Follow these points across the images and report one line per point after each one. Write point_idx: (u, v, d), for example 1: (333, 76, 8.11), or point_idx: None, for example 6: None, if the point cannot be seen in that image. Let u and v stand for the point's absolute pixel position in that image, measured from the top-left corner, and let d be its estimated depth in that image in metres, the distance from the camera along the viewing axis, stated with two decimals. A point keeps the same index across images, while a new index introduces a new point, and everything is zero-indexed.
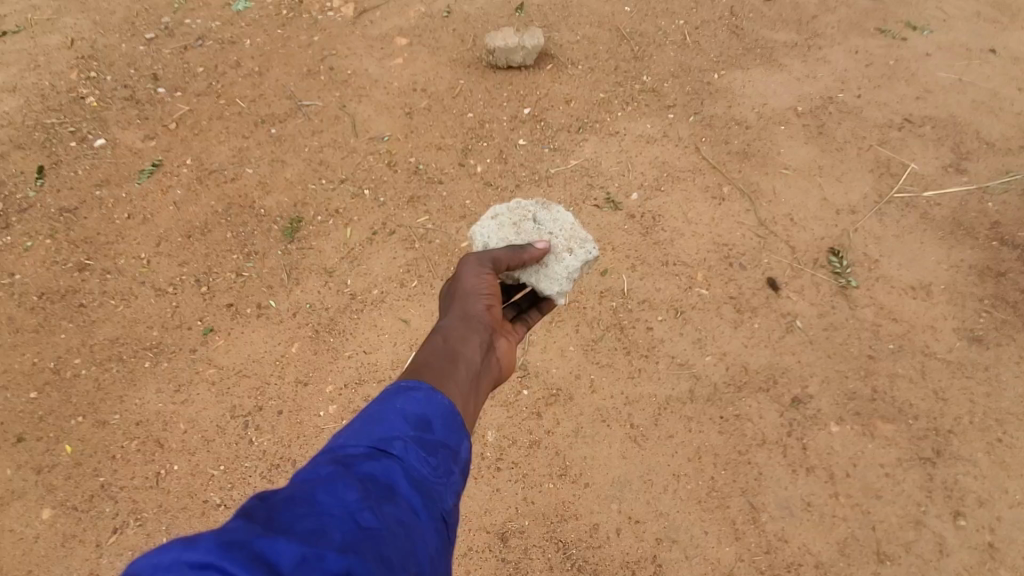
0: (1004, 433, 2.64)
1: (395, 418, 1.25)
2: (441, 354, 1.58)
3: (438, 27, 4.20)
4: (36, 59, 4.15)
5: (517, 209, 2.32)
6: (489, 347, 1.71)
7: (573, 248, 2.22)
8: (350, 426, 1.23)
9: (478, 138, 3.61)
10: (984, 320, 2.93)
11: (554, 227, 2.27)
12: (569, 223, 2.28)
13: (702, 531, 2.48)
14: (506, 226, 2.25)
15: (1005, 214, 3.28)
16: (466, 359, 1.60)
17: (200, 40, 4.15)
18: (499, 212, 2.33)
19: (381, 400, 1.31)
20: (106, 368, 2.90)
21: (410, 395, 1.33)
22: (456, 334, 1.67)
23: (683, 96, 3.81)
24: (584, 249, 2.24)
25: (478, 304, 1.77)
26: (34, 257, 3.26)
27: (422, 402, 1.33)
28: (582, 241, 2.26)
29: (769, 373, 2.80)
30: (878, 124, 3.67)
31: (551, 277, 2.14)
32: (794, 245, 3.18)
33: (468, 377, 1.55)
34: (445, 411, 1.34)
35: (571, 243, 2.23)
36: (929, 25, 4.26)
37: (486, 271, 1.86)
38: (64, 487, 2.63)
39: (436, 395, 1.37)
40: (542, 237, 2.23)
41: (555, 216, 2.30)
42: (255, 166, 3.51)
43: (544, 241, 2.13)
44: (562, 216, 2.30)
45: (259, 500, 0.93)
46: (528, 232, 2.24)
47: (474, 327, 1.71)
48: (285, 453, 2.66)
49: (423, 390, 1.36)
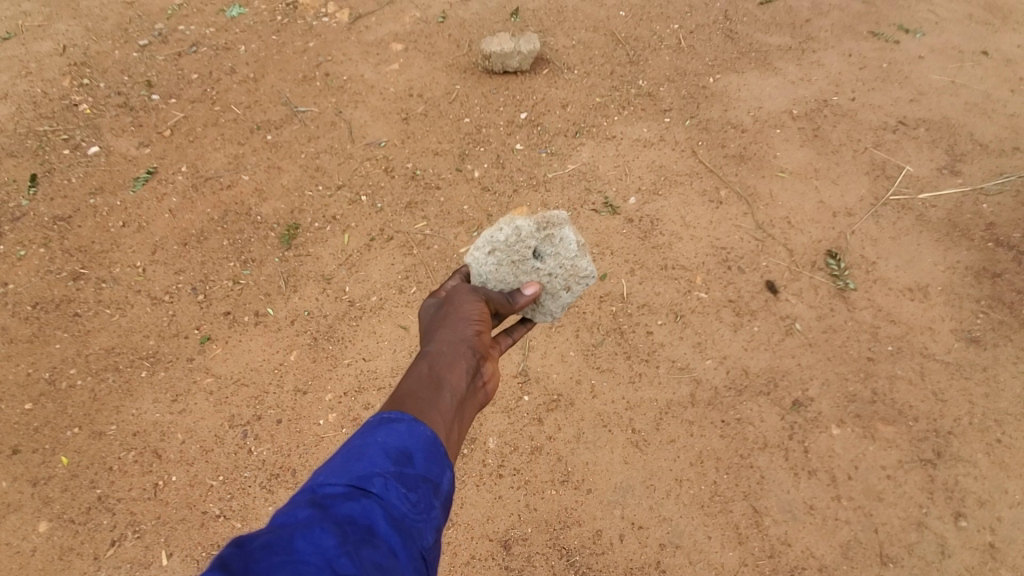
0: (1004, 434, 2.64)
1: (376, 452, 1.18)
2: (426, 381, 1.49)
3: (434, 32, 4.20)
4: (27, 66, 4.11)
5: (516, 243, 2.07)
6: (476, 372, 1.62)
7: (572, 285, 2.17)
8: (329, 461, 1.17)
9: (475, 143, 3.61)
10: (982, 321, 2.95)
11: (554, 262, 2.12)
12: (571, 259, 2.13)
13: (705, 535, 2.47)
14: (503, 267, 2.06)
15: (1000, 215, 3.30)
16: (450, 386, 1.51)
17: (194, 47, 4.13)
18: (496, 244, 2.07)
19: (361, 433, 1.24)
20: (102, 378, 2.87)
21: (392, 427, 1.26)
22: (442, 360, 1.57)
23: (679, 100, 3.82)
24: (582, 282, 2.17)
25: (468, 329, 1.69)
26: (28, 266, 3.22)
27: (404, 434, 1.26)
28: (582, 276, 2.16)
29: (770, 376, 2.80)
30: (873, 126, 3.69)
31: (545, 313, 2.21)
32: (792, 248, 3.18)
33: (452, 405, 1.47)
34: (428, 442, 1.27)
35: (571, 280, 2.15)
36: (922, 28, 4.29)
37: (478, 300, 1.81)
38: (60, 499, 2.58)
39: (419, 426, 1.30)
40: (540, 279, 2.13)
41: (556, 250, 2.12)
42: (252, 173, 3.49)
43: (536, 285, 1.99)
44: (563, 248, 2.12)
45: (236, 548, 0.86)
46: (527, 273, 2.10)
47: (461, 353, 1.62)
48: (285, 462, 2.63)
49: (405, 421, 1.29)
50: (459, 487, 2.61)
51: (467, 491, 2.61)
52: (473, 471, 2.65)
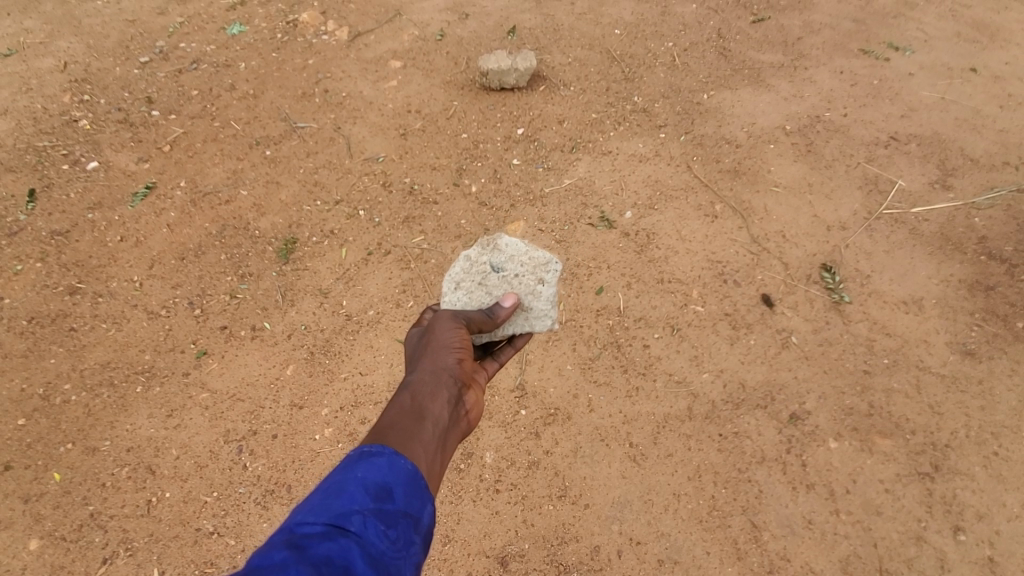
0: (1000, 447, 2.64)
1: (356, 488, 1.18)
2: (408, 413, 1.48)
3: (432, 50, 4.26)
4: (28, 82, 4.15)
5: (472, 268, 2.27)
6: (459, 401, 1.63)
7: (540, 275, 2.23)
8: (308, 499, 1.16)
9: (473, 158, 3.64)
10: (976, 334, 2.96)
11: (513, 265, 2.25)
12: (527, 256, 2.27)
13: (703, 550, 2.45)
14: (473, 291, 2.18)
15: (992, 229, 3.32)
16: (433, 417, 1.51)
17: (195, 64, 4.17)
18: (457, 278, 2.25)
19: (341, 468, 1.24)
20: (97, 394, 2.85)
21: (372, 461, 1.26)
22: (424, 390, 1.58)
23: (673, 115, 3.87)
24: (550, 271, 2.25)
25: (450, 356, 1.71)
26: (24, 281, 3.22)
27: (384, 468, 1.26)
28: (545, 264, 2.26)
29: (767, 390, 2.80)
30: (865, 142, 3.74)
31: (539, 316, 2.16)
32: (787, 261, 3.20)
33: (434, 437, 1.46)
34: (409, 476, 1.27)
35: (539, 272, 2.24)
36: (911, 45, 4.37)
37: (459, 326, 1.83)
38: (52, 517, 2.55)
39: (400, 459, 1.30)
40: (513, 287, 2.20)
41: (512, 256, 2.27)
42: (251, 188, 3.51)
43: (512, 296, 2.05)
44: (513, 251, 2.29)
45: None
46: (496, 286, 2.19)
47: (444, 382, 1.63)
48: (280, 478, 2.61)
49: (386, 454, 1.29)
50: (456, 502, 2.60)
51: (464, 506, 2.59)
52: (469, 486, 2.63)
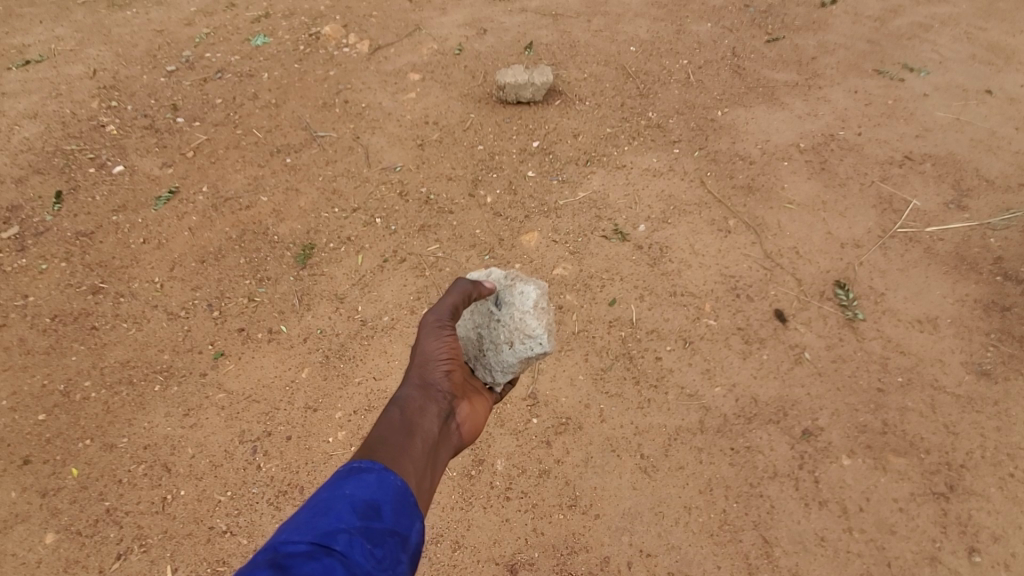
0: (1017, 468, 2.61)
1: (343, 507, 1.17)
2: (399, 428, 1.50)
3: (450, 64, 4.34)
4: (58, 88, 4.26)
5: None
6: (448, 415, 1.67)
7: (515, 342, 2.03)
8: (294, 518, 1.14)
9: (489, 169, 3.70)
10: (992, 354, 2.94)
11: (506, 313, 2.09)
12: (523, 310, 2.07)
13: (714, 564, 2.43)
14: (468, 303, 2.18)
15: (1008, 250, 3.31)
16: (423, 431, 1.54)
17: (220, 73, 4.28)
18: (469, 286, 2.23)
19: (329, 486, 1.23)
20: (116, 391, 2.90)
21: (360, 479, 1.26)
22: (414, 405, 1.60)
23: (687, 131, 3.91)
24: (528, 343, 2.03)
25: (438, 371, 1.74)
26: (48, 279, 3.29)
27: (372, 487, 1.25)
28: (529, 335, 2.03)
29: (779, 406, 2.79)
30: (880, 160, 3.75)
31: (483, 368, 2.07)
32: (800, 278, 3.21)
33: (425, 452, 1.48)
34: (398, 493, 1.27)
35: (518, 335, 2.04)
36: (926, 67, 4.40)
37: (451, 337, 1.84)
38: (68, 511, 2.58)
39: (389, 476, 1.30)
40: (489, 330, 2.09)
41: (512, 303, 2.09)
42: (270, 195, 3.58)
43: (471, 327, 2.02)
44: (520, 300, 2.09)
45: None
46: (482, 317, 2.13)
47: (432, 397, 1.67)
48: (293, 479, 2.63)
49: (374, 472, 1.29)
50: (466, 508, 2.60)
51: (474, 513, 2.59)
52: (480, 492, 2.64)
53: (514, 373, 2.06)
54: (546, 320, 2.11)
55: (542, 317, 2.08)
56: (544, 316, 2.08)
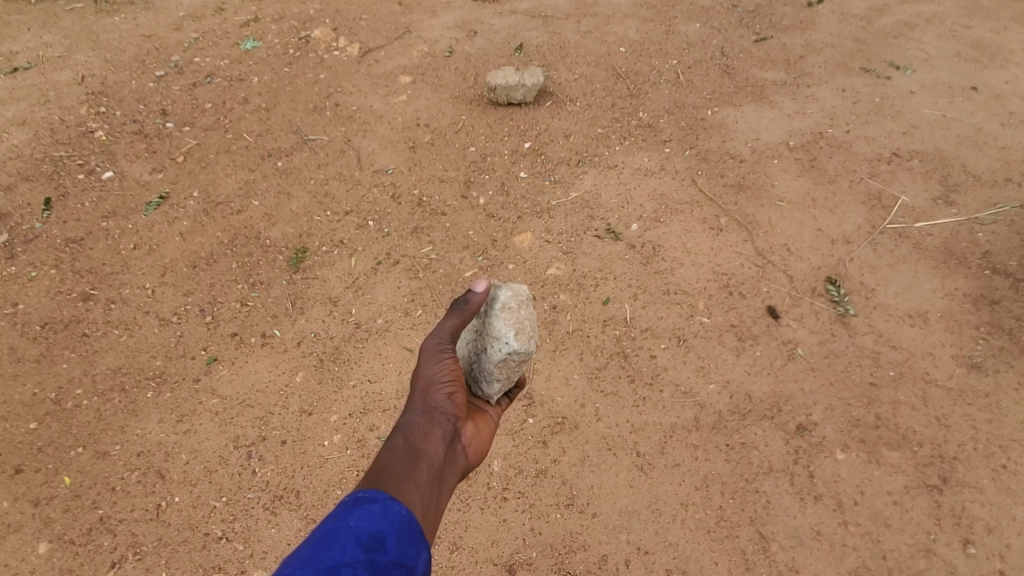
0: (1008, 460, 2.63)
1: (347, 539, 1.15)
2: (403, 455, 1.49)
3: (441, 66, 4.35)
4: (46, 94, 4.23)
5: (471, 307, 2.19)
6: (453, 437, 1.66)
7: (490, 343, 1.95)
8: (297, 553, 1.12)
9: (481, 171, 3.70)
10: (982, 347, 2.97)
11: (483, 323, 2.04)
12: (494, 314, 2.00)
13: (711, 560, 2.44)
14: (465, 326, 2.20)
15: (995, 245, 3.35)
16: (427, 456, 1.53)
17: (209, 78, 4.26)
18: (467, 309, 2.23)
19: (333, 517, 1.21)
20: (108, 399, 2.88)
21: (365, 509, 1.24)
22: (417, 431, 1.59)
23: (678, 131, 3.93)
24: (499, 343, 1.93)
25: (440, 394, 1.71)
26: (38, 287, 3.26)
27: (377, 517, 1.24)
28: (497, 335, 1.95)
29: (773, 401, 2.81)
30: (868, 157, 3.79)
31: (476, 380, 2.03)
32: (792, 274, 3.23)
33: (430, 477, 1.47)
34: (404, 522, 1.26)
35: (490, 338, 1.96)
36: (912, 65, 4.45)
37: (447, 356, 1.80)
38: (61, 520, 2.55)
39: (394, 505, 1.29)
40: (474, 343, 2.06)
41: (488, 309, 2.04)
42: (262, 199, 3.57)
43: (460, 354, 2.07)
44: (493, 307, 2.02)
45: None
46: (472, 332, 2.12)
47: (436, 421, 1.65)
48: (289, 484, 2.62)
49: (379, 502, 1.28)
50: (463, 510, 2.59)
51: (471, 514, 2.59)
52: (477, 494, 2.63)
53: (498, 379, 1.98)
54: (520, 319, 2.01)
55: (511, 315, 1.99)
56: (511, 316, 1.99)
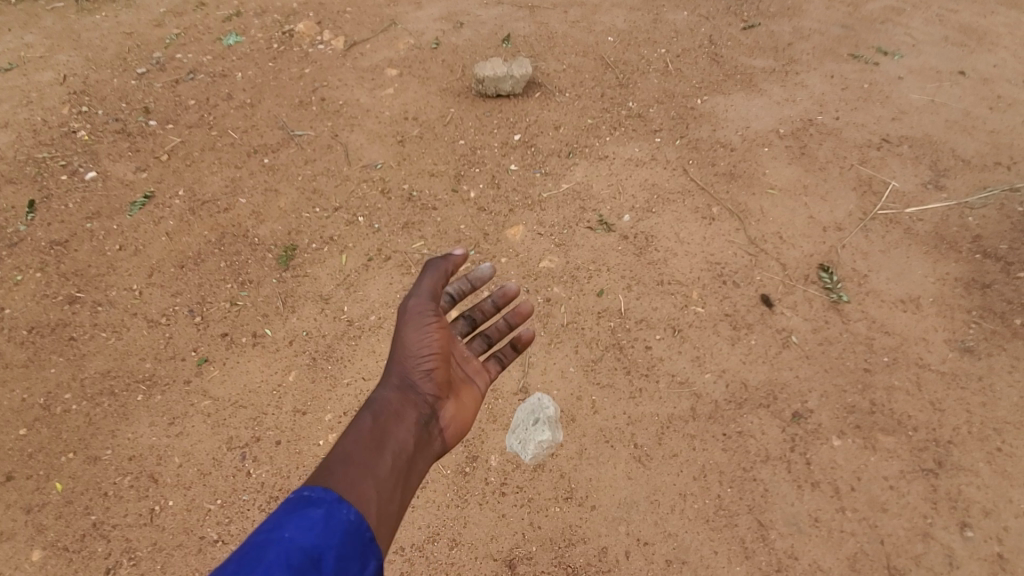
0: (1004, 442, 2.65)
1: (278, 556, 1.15)
2: (369, 442, 1.57)
3: (427, 58, 4.29)
4: (27, 96, 4.14)
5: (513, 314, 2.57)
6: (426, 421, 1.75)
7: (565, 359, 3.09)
8: (226, 568, 1.13)
9: (470, 164, 3.66)
10: (974, 331, 2.98)
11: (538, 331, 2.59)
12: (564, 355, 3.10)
13: (711, 550, 2.44)
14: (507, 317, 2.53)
15: (986, 228, 3.36)
16: (394, 445, 1.61)
17: (191, 74, 4.18)
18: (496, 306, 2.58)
19: (269, 526, 1.22)
20: (98, 403, 2.82)
21: (305, 516, 1.25)
22: (388, 413, 1.69)
23: (668, 121, 3.91)
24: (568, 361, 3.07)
25: (418, 372, 1.80)
26: (23, 291, 3.19)
27: (316, 527, 1.24)
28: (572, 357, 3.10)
29: (769, 389, 2.81)
30: (858, 144, 3.79)
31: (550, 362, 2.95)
32: (785, 262, 3.23)
33: (394, 467, 1.55)
34: (345, 533, 1.26)
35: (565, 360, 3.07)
36: (900, 50, 4.45)
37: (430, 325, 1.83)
38: (53, 527, 2.51)
39: (338, 510, 1.30)
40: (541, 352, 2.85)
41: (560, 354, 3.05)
42: (249, 196, 3.51)
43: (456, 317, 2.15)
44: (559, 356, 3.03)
45: None
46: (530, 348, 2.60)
47: (410, 403, 1.76)
48: (284, 484, 2.59)
49: (321, 510, 1.28)
50: (462, 506, 2.58)
51: (470, 510, 2.57)
52: (475, 489, 2.61)
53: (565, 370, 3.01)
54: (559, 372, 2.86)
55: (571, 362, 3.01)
56: None
